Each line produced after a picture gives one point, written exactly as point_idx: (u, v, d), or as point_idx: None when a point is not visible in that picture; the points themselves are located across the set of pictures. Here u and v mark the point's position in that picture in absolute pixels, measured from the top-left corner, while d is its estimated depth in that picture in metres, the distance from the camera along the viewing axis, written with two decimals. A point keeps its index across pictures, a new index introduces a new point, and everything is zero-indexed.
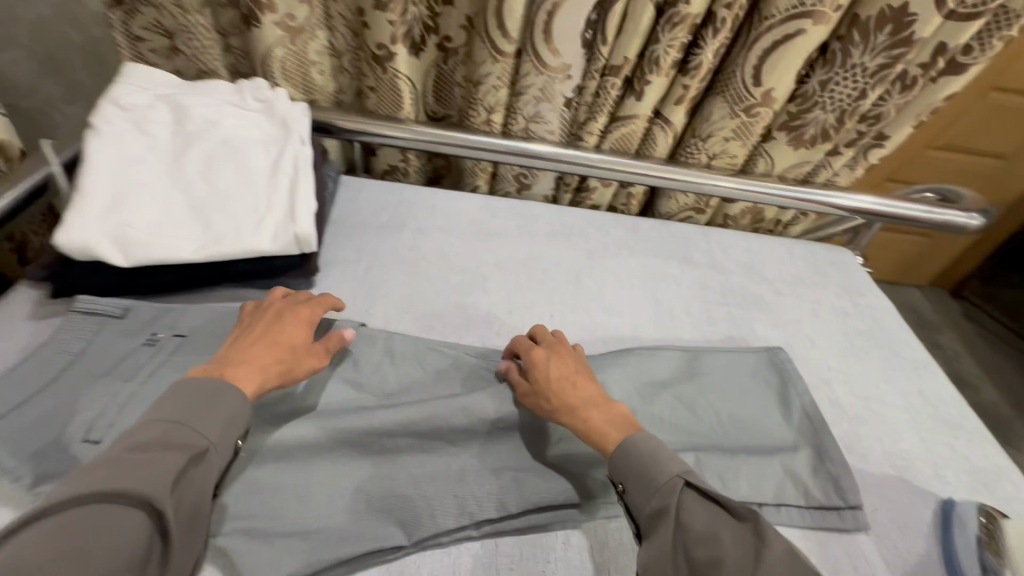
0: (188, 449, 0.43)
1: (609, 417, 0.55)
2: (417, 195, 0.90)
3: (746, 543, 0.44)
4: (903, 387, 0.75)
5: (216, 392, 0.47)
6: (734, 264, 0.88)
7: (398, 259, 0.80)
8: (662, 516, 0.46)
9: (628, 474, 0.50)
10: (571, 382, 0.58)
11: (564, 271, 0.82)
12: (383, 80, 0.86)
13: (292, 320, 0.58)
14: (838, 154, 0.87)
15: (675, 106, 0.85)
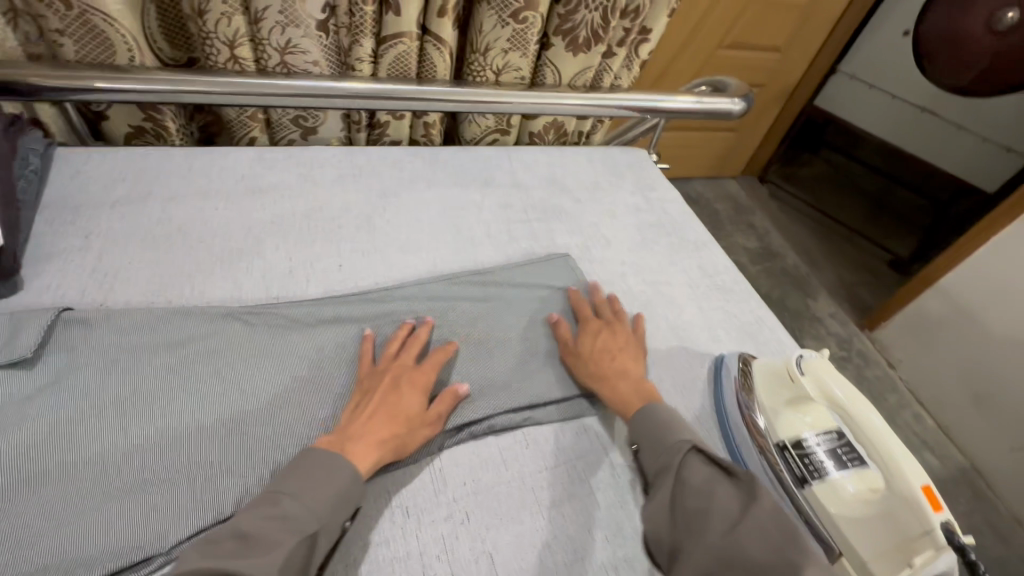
0: (300, 530, 0.43)
1: (386, 416, 0.53)
2: (164, 154, 0.75)
3: (738, 498, 0.46)
4: (686, 265, 0.83)
5: (332, 463, 0.47)
6: (535, 177, 0.90)
7: (150, 235, 0.67)
8: (666, 472, 0.51)
9: (641, 439, 0.55)
10: (636, 372, 0.63)
11: (351, 216, 0.75)
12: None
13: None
14: (613, 55, 0.95)
15: (442, 17, 0.81)
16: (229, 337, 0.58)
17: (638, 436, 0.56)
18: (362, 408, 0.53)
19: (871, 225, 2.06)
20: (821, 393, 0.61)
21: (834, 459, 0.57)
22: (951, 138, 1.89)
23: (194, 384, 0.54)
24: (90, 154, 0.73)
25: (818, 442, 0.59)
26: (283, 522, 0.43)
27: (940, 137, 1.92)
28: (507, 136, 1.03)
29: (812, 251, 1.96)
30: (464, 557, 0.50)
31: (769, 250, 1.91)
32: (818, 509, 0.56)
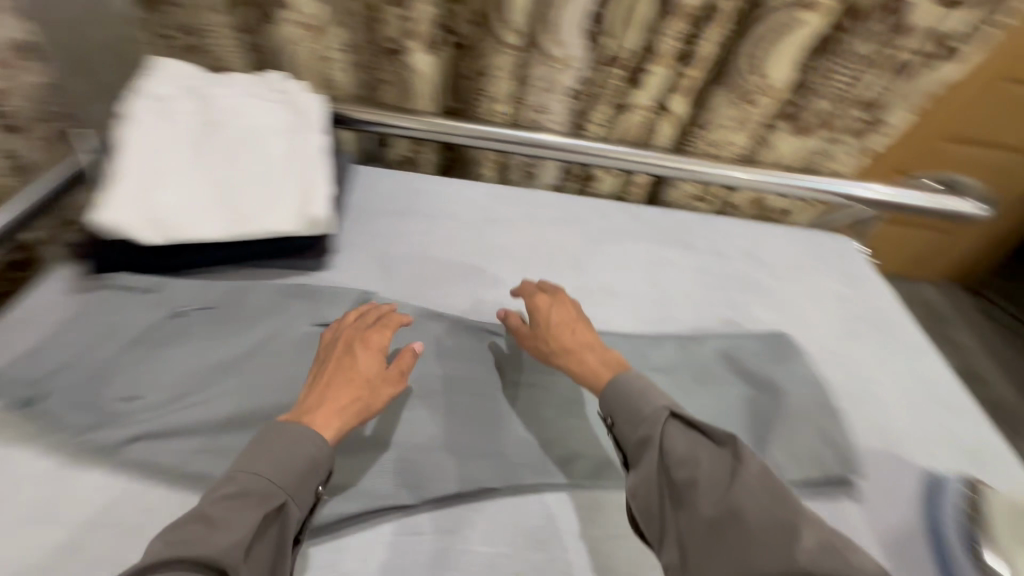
0: (237, 532, 0.43)
1: (603, 360, 0.62)
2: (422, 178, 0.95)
3: (727, 464, 0.49)
4: (897, 369, 0.77)
5: (278, 431, 0.50)
6: (734, 250, 0.94)
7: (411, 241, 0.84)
8: (648, 443, 0.52)
9: (616, 409, 0.56)
10: (599, 344, 0.64)
11: (555, 262, 0.84)
12: (394, 70, 0.90)
13: (364, 351, 0.59)
14: (837, 141, 0.93)
15: (674, 95, 0.88)
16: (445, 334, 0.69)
17: (611, 409, 0.57)
18: (321, 376, 0.56)
19: None
20: None
21: None
22: None
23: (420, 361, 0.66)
24: (377, 173, 0.95)
25: None
26: (211, 520, 0.43)
27: None
28: (703, 205, 1.08)
29: None
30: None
31: None
32: None
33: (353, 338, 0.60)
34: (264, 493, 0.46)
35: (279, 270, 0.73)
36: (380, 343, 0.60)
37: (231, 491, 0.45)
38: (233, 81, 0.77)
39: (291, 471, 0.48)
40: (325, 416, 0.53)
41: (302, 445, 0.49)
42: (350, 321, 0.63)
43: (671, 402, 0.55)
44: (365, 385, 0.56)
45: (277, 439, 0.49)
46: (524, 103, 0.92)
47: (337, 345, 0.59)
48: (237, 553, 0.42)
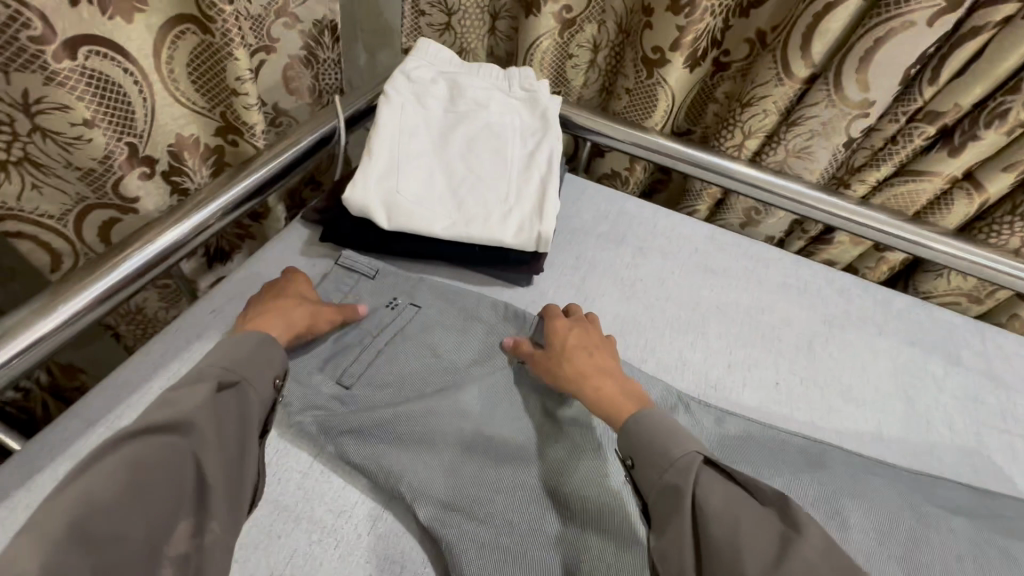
0: (219, 381, 0.45)
1: (624, 389, 0.55)
2: (636, 202, 0.86)
3: (776, 530, 0.40)
4: None
5: (259, 343, 0.50)
6: (1020, 380, 0.72)
7: (617, 274, 0.75)
8: (678, 494, 0.44)
9: (638, 450, 0.48)
10: (602, 368, 0.57)
11: (781, 338, 0.71)
12: (642, 84, 0.83)
13: (303, 300, 0.59)
14: None
15: (997, 171, 0.69)
16: None
17: (631, 449, 0.50)
18: (257, 311, 0.57)
19: None
20: None
21: None
22: None
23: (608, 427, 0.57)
24: (589, 186, 0.88)
25: None
26: (197, 376, 0.45)
27: None
28: (972, 307, 0.85)
29: None
30: None
31: None
32: None
33: (275, 293, 0.59)
34: (251, 361, 0.48)
35: (497, 279, 0.71)
36: (306, 289, 0.61)
37: (189, 377, 0.45)
38: (487, 75, 0.75)
39: (247, 360, 0.48)
40: (267, 328, 0.54)
41: (251, 339, 0.50)
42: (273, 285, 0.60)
43: (705, 448, 0.47)
44: (304, 320, 0.57)
45: (230, 347, 0.48)
46: (787, 142, 0.79)
47: (259, 304, 0.58)
48: (206, 414, 0.43)
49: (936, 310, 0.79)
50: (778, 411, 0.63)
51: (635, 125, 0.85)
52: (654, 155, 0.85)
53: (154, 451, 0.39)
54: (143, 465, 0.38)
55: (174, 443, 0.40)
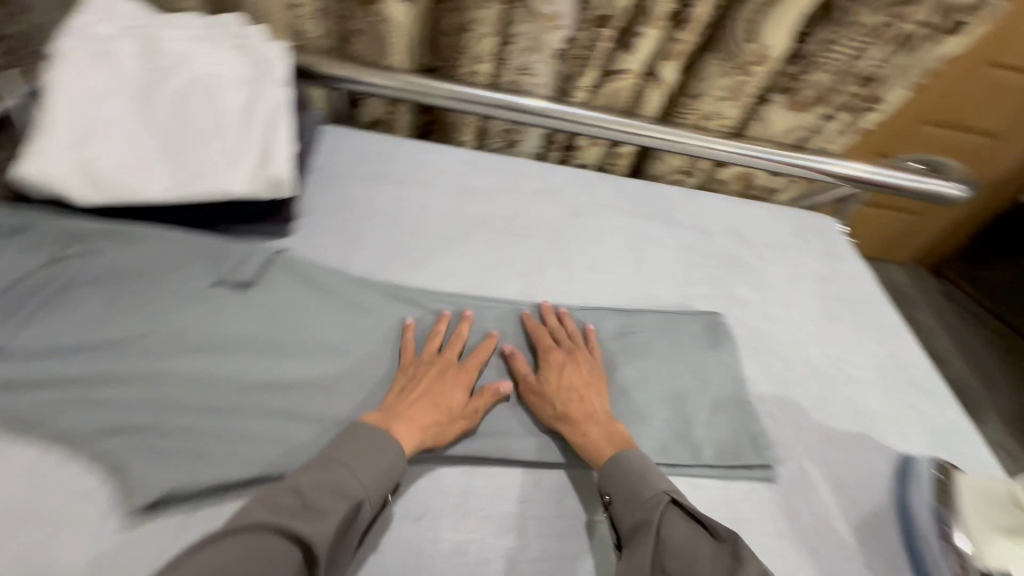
0: (349, 495, 0.47)
1: (606, 432, 0.58)
2: (397, 141, 0.89)
3: (722, 567, 0.45)
4: (875, 349, 0.77)
5: (381, 439, 0.51)
6: (718, 226, 0.92)
7: (384, 209, 0.78)
8: (646, 527, 0.49)
9: (618, 485, 0.53)
10: (602, 413, 0.60)
11: (534, 233, 0.81)
12: (370, 23, 0.84)
13: (451, 381, 0.59)
14: (831, 120, 0.89)
15: (665, 61, 0.84)
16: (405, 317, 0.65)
17: (609, 485, 0.54)
18: None
19: None
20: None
21: None
22: None
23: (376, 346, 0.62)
24: (348, 133, 0.89)
25: None
26: (338, 491, 0.47)
27: None
28: (690, 179, 1.05)
29: (991, 374, 2.04)
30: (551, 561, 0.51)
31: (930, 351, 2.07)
32: None
33: (447, 367, 0.60)
34: (376, 480, 0.49)
35: (253, 235, 0.69)
36: (470, 377, 0.61)
37: (326, 475, 0.47)
38: (187, 26, 0.70)
39: (372, 473, 0.49)
40: (405, 429, 0.53)
41: (387, 445, 0.51)
42: (450, 347, 0.63)
43: (672, 486, 0.52)
44: (446, 415, 0.56)
45: (360, 439, 0.51)
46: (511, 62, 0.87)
47: (431, 369, 0.60)
48: (322, 533, 0.43)
49: (659, 187, 0.96)
50: (535, 292, 0.73)
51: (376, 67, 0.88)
52: (400, 94, 0.88)
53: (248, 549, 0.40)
54: (252, 560, 0.40)
55: (269, 543, 0.41)
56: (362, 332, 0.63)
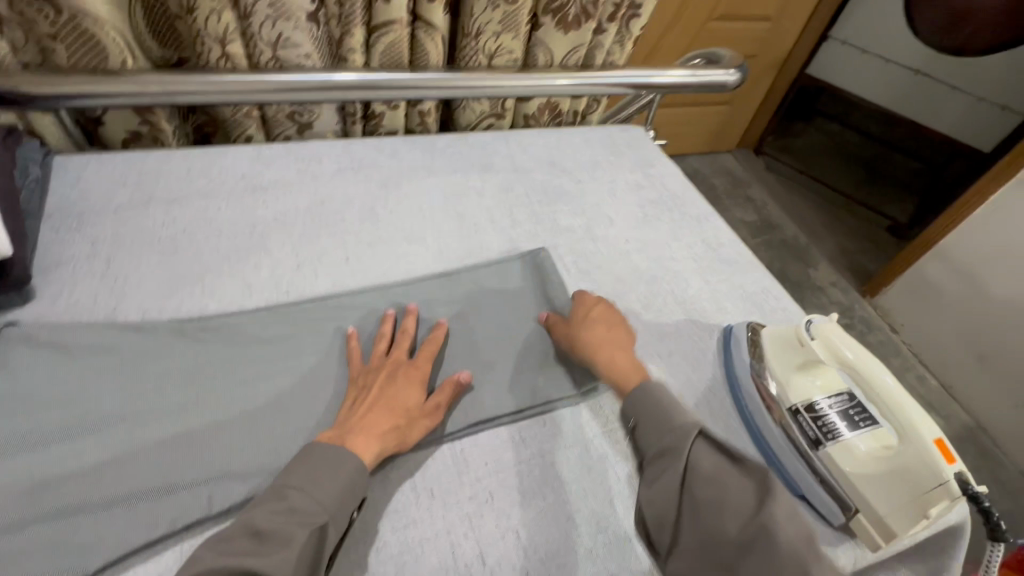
0: (311, 520, 0.45)
1: (634, 363, 0.58)
2: (157, 156, 0.77)
3: (754, 493, 0.44)
4: (690, 239, 0.83)
5: (335, 453, 0.48)
6: (533, 162, 0.92)
7: (155, 238, 0.67)
8: (674, 453, 0.48)
9: (642, 413, 0.52)
10: (630, 348, 0.61)
11: (342, 219, 0.75)
12: (63, 23, 0.69)
13: (404, 381, 0.57)
14: (604, 32, 0.94)
15: (428, 5, 0.81)
16: (205, 354, 0.58)
17: (634, 413, 0.53)
18: None
19: (866, 194, 2.57)
20: (830, 358, 0.58)
21: (849, 423, 0.55)
22: (943, 93, 2.21)
23: (176, 397, 0.55)
24: (89, 160, 0.74)
25: (830, 404, 0.57)
26: (292, 513, 0.45)
27: (919, 94, 2.26)
28: (503, 120, 1.04)
29: (814, 225, 2.39)
30: (420, 550, 0.49)
31: (767, 221, 2.36)
32: (836, 472, 0.54)
33: (397, 368, 0.58)
34: (337, 498, 0.47)
35: None
36: (422, 373, 0.58)
37: (281, 506, 0.45)
38: None
39: (332, 492, 0.47)
40: (364, 442, 0.51)
41: (345, 460, 0.48)
42: (399, 345, 0.61)
43: (701, 418, 0.50)
44: (405, 417, 0.54)
45: (316, 458, 0.48)
46: (262, 37, 0.77)
47: (382, 372, 0.57)
48: (286, 563, 0.41)
49: (469, 138, 0.94)
50: (355, 281, 0.69)
51: (97, 72, 0.72)
52: (141, 101, 0.74)
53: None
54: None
55: None
56: (155, 386, 0.55)
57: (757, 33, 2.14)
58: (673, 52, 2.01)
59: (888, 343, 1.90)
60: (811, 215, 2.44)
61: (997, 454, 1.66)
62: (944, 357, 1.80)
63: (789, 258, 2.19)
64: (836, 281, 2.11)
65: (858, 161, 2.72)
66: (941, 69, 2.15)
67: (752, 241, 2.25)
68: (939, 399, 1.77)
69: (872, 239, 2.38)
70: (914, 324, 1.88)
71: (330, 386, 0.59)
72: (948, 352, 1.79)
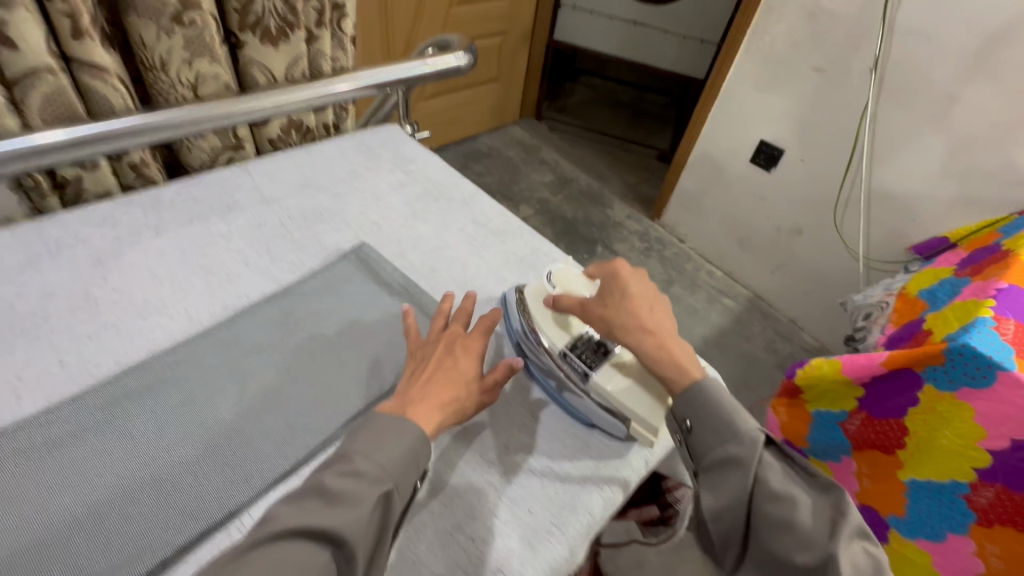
0: (381, 484, 0.48)
1: (685, 350, 0.61)
2: None
3: (820, 514, 0.52)
4: (460, 222, 0.87)
5: (400, 423, 0.51)
6: (284, 187, 0.86)
7: None
8: (740, 463, 0.54)
9: (701, 415, 0.57)
10: (674, 329, 0.63)
11: (47, 315, 0.62)
12: None
13: (462, 352, 0.60)
14: (318, 39, 0.90)
15: (83, 44, 0.69)
16: None
17: (690, 413, 0.59)
18: None
19: (632, 133, 2.95)
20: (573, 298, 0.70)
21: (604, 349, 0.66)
22: (658, 37, 2.59)
23: None
24: None
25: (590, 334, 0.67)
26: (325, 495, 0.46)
27: (642, 41, 2.62)
28: (243, 150, 0.95)
29: (601, 171, 2.68)
30: None
31: (562, 177, 2.58)
32: (603, 395, 0.63)
33: (455, 340, 0.61)
34: (402, 466, 0.50)
35: None
36: (480, 343, 0.61)
37: (349, 469, 0.48)
38: None
39: (398, 459, 0.50)
40: (426, 412, 0.53)
41: (407, 433, 0.51)
42: (456, 319, 0.64)
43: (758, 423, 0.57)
44: (463, 388, 0.57)
45: (382, 429, 0.51)
46: None
47: (441, 345, 0.60)
48: (357, 528, 0.45)
49: (201, 178, 0.84)
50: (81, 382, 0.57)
51: None
52: None
53: (284, 555, 0.43)
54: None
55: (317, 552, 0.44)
56: None
57: (498, 10, 2.27)
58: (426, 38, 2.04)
59: (679, 252, 2.24)
60: (596, 162, 2.73)
61: (773, 313, 2.08)
62: (719, 251, 2.18)
63: (588, 205, 2.43)
64: (630, 214, 2.40)
65: (619, 107, 3.11)
66: (653, 17, 2.52)
67: (554, 198, 2.44)
68: (726, 284, 2.15)
69: (647, 170, 2.76)
70: (692, 231, 2.23)
71: (67, 520, 0.48)
72: (719, 246, 2.16)
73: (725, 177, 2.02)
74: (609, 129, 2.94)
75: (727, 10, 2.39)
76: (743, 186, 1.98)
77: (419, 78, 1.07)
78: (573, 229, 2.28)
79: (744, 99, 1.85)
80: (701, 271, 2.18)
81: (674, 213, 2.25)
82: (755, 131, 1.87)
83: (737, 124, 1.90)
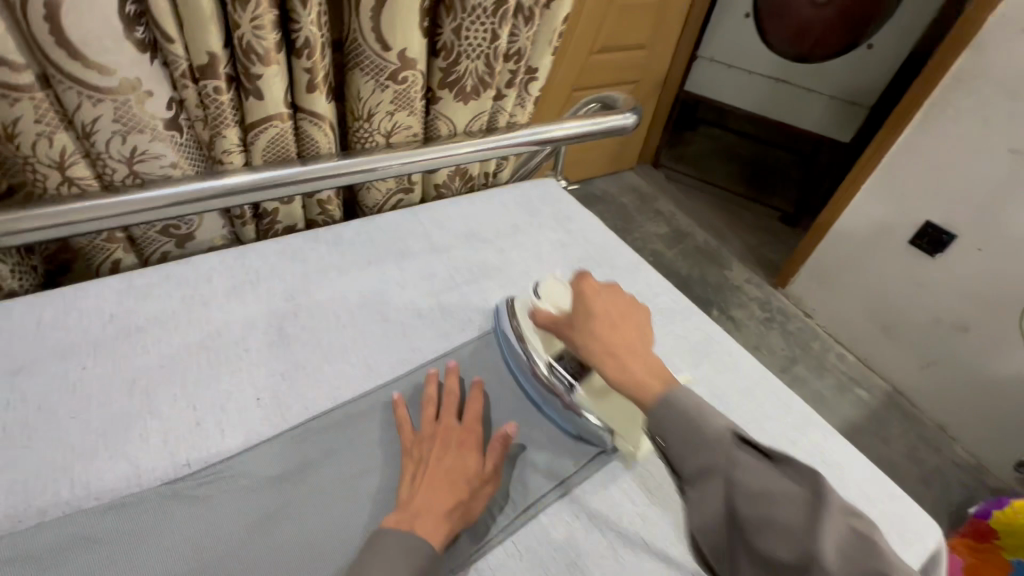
0: None
1: (653, 370, 0.53)
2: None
3: None
4: (625, 294, 0.82)
5: (408, 553, 0.48)
6: (453, 237, 0.87)
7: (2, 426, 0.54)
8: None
9: (706, 530, 0.45)
10: (644, 353, 0.55)
11: (248, 347, 0.65)
12: None
13: (459, 447, 0.57)
14: (504, 97, 0.92)
15: (311, 95, 0.74)
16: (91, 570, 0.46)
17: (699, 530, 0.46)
18: None
19: (757, 191, 2.79)
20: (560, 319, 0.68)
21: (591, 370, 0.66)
22: (802, 96, 2.44)
23: None
24: None
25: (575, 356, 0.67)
26: None
27: (782, 98, 2.49)
28: (412, 194, 0.98)
29: (720, 227, 2.55)
30: None
31: (678, 230, 2.48)
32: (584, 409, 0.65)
33: (450, 433, 0.58)
34: None
35: None
36: (475, 435, 0.58)
37: None
38: None
39: None
40: (429, 522, 0.50)
41: (417, 559, 0.48)
42: (447, 407, 0.60)
43: (731, 421, 0.48)
44: (466, 488, 0.54)
45: (391, 554, 0.48)
46: (113, 154, 0.66)
47: (435, 441, 0.57)
48: None
49: (379, 220, 0.87)
50: (274, 422, 0.59)
51: None
52: None
53: None
54: None
55: None
56: None
57: (637, 60, 2.26)
58: (565, 83, 2.06)
59: (805, 327, 2.04)
60: (715, 218, 2.60)
61: (916, 414, 1.82)
62: (854, 333, 1.96)
63: (704, 263, 2.31)
64: (752, 278, 2.24)
65: (744, 162, 2.96)
66: (799, 75, 2.39)
67: (669, 251, 2.35)
68: (860, 372, 1.92)
69: (771, 232, 2.58)
70: (823, 306, 2.03)
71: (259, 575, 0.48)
72: (856, 327, 1.95)
73: (874, 254, 1.82)
74: (732, 185, 2.80)
75: (887, 74, 2.22)
76: (895, 267, 1.78)
77: (586, 136, 1.06)
78: (687, 287, 2.17)
79: (910, 174, 1.67)
80: (830, 352, 1.97)
81: (804, 284, 2.07)
82: (920, 210, 1.67)
83: (897, 199, 1.72)
